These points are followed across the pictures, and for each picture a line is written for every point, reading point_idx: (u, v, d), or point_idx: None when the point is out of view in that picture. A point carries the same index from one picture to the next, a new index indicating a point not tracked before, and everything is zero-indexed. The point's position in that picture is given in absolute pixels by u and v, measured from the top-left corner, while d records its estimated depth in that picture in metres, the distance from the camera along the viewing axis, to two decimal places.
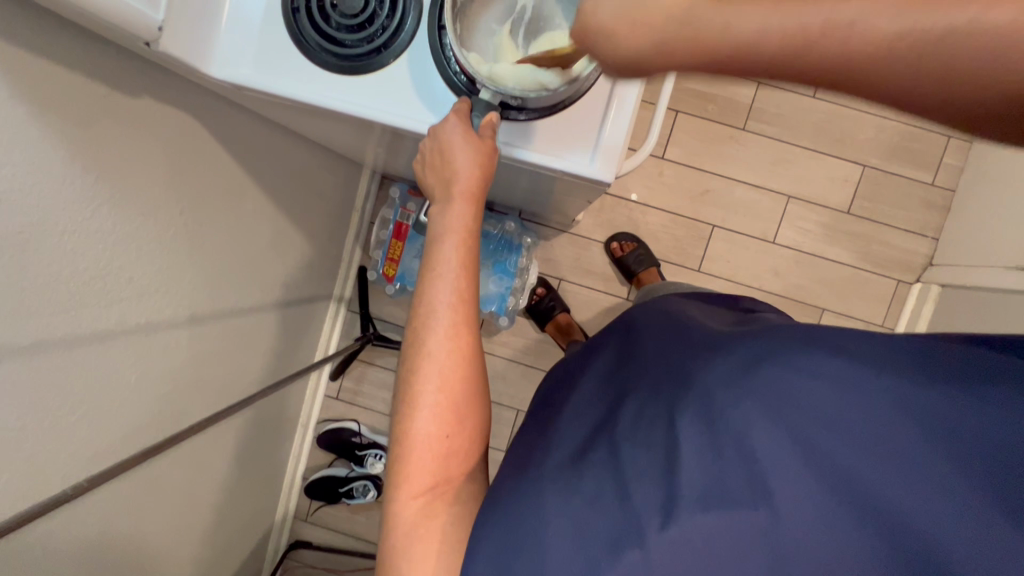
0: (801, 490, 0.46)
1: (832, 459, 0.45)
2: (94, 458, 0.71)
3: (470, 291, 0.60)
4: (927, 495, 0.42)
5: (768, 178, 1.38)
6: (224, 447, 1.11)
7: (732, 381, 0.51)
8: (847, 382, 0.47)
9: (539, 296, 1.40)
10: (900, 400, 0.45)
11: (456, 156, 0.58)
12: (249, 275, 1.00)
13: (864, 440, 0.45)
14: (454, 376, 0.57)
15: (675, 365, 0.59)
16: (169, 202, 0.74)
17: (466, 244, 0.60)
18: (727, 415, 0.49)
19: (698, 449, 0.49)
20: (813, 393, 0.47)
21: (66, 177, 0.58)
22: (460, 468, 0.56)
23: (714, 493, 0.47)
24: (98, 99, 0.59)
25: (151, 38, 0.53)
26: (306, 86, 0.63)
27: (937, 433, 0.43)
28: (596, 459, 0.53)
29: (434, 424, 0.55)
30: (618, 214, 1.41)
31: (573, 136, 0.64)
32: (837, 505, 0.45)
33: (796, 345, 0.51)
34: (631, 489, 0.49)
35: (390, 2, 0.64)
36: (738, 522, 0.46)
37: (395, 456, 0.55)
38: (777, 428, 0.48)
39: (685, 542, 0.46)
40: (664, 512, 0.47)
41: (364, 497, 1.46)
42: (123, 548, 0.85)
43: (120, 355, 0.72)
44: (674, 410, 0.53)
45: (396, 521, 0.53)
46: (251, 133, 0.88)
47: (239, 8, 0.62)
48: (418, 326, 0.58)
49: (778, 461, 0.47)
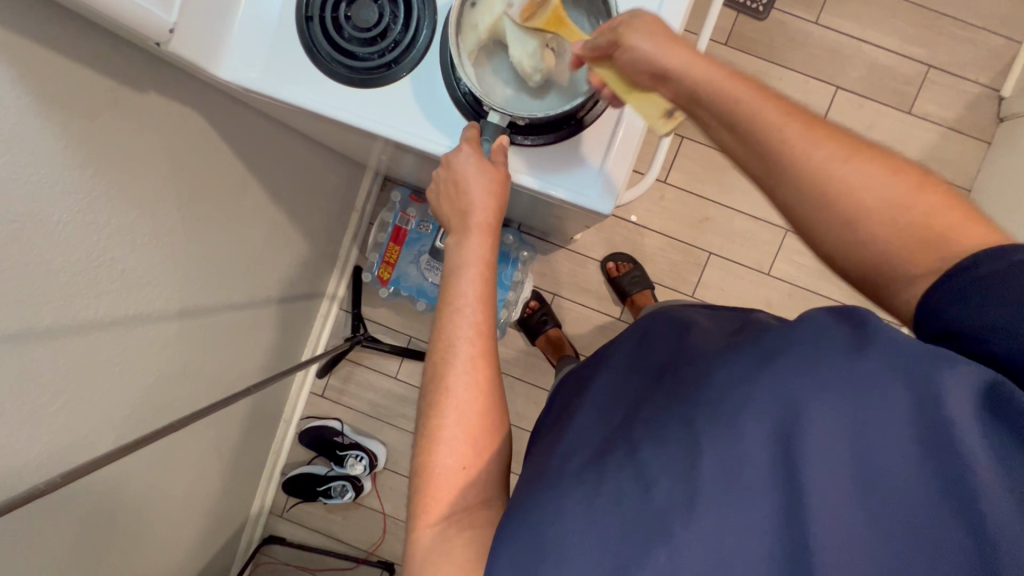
0: (837, 486, 0.40)
1: (867, 451, 0.40)
2: (73, 451, 0.70)
3: (488, 324, 0.58)
4: (977, 480, 0.36)
5: (767, 210, 1.39)
6: (207, 441, 1.10)
7: (749, 376, 0.47)
8: (876, 368, 0.42)
9: (531, 309, 1.41)
10: (938, 378, 0.39)
11: (472, 186, 0.59)
12: (241, 272, 0.99)
13: (896, 428, 0.40)
14: (472, 409, 0.54)
15: (689, 364, 0.54)
16: (165, 196, 0.73)
17: (485, 277, 0.59)
18: (748, 412, 0.45)
19: (716, 444, 0.44)
20: (837, 382, 0.42)
21: (65, 166, 0.57)
22: (479, 498, 0.53)
23: (736, 486, 0.42)
24: (103, 93, 0.59)
25: (162, 40, 0.53)
26: (315, 94, 0.63)
27: (975, 407, 0.38)
28: (614, 462, 0.48)
29: (453, 456, 0.53)
30: (617, 234, 1.42)
31: (577, 164, 0.65)
32: (876, 504, 0.39)
33: (822, 335, 0.46)
34: (653, 483, 0.45)
35: (404, 17, 0.64)
36: (762, 518, 0.41)
37: (416, 489, 0.53)
38: (809, 421, 0.42)
39: (711, 538, 0.41)
40: (687, 507, 0.42)
41: (342, 498, 1.45)
42: (97, 540, 0.84)
43: (107, 347, 0.71)
44: (692, 412, 0.48)
45: (414, 554, 0.50)
46: (254, 131, 0.87)
47: (253, 12, 0.63)
48: (438, 355, 0.57)
49: (816, 455, 0.41)
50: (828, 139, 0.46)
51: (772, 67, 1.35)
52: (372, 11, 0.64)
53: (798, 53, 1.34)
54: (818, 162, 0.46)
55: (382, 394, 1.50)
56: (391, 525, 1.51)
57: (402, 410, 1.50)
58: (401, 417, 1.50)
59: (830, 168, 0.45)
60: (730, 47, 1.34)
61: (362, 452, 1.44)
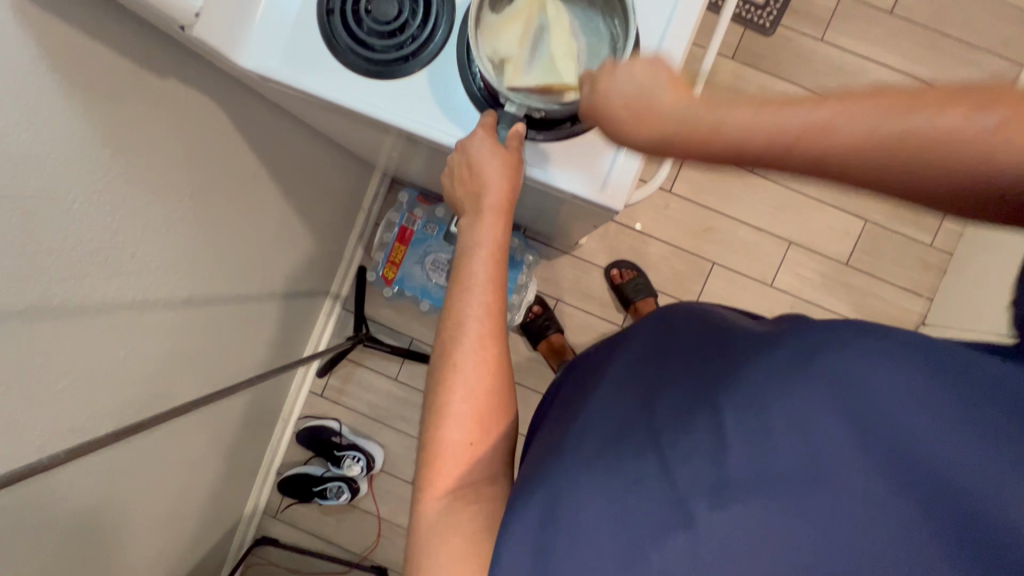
0: (862, 479, 0.42)
1: (889, 445, 0.42)
2: (74, 432, 0.69)
3: (497, 304, 0.58)
4: (985, 476, 0.39)
5: (771, 222, 1.40)
6: (204, 434, 1.10)
7: (783, 372, 0.48)
8: (898, 367, 0.44)
9: (534, 313, 1.41)
10: (952, 382, 0.43)
11: (486, 168, 0.59)
12: (248, 265, 0.99)
13: (918, 425, 0.42)
14: (478, 386, 0.54)
15: (711, 356, 0.55)
16: (179, 182, 0.74)
17: (495, 258, 0.60)
18: (778, 405, 0.46)
19: (743, 434, 0.46)
20: (861, 378, 0.45)
21: (86, 145, 0.58)
22: (484, 475, 0.53)
23: (766, 477, 0.44)
24: (124, 76, 0.60)
25: (187, 24, 0.54)
26: (333, 84, 0.65)
27: (982, 408, 0.41)
28: (633, 446, 0.50)
29: (459, 432, 0.53)
30: (621, 242, 1.43)
31: (589, 159, 0.66)
32: (896, 495, 0.41)
33: (845, 331, 0.48)
34: (675, 469, 0.46)
35: (423, 12, 0.65)
36: (789, 508, 0.43)
37: (423, 462, 0.53)
38: (831, 414, 0.44)
39: (741, 527, 0.43)
40: (714, 496, 0.44)
41: (337, 499, 1.43)
42: (92, 527, 0.83)
43: (113, 330, 0.71)
44: (719, 402, 0.49)
45: (418, 524, 0.50)
46: (269, 125, 0.89)
47: (275, 4, 0.64)
48: (446, 336, 0.57)
49: (841, 448, 0.43)
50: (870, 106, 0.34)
51: (779, 82, 1.36)
52: (392, 6, 0.65)
53: (805, 68, 1.36)
54: (970, 144, 0.33)
55: (381, 395, 1.49)
56: (385, 529, 1.49)
57: (401, 413, 1.49)
58: (400, 420, 1.49)
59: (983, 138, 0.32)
60: (737, 61, 1.36)
61: (360, 453, 1.43)
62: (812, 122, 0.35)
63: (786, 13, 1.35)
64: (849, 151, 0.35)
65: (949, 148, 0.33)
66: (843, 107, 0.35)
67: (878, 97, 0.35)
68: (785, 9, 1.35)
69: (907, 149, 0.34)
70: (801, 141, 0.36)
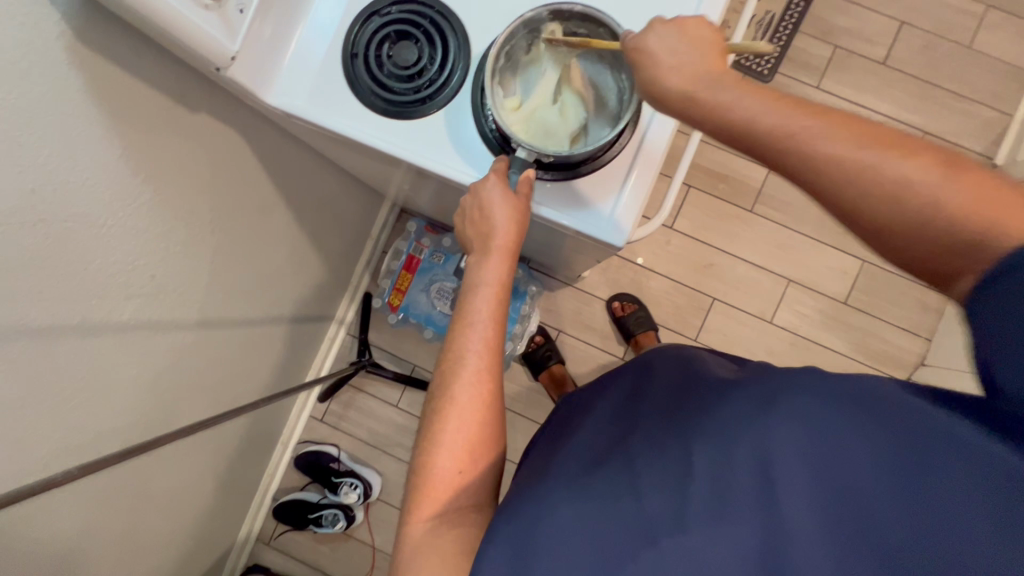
0: (807, 510, 0.43)
1: (840, 482, 0.42)
2: (82, 449, 0.70)
3: (497, 341, 0.60)
4: (936, 521, 0.38)
5: (770, 260, 1.43)
6: (203, 455, 1.11)
7: (749, 410, 0.48)
8: (855, 407, 0.44)
9: (536, 344, 1.42)
10: (906, 425, 0.42)
11: (495, 211, 0.62)
12: (259, 288, 1.02)
13: (869, 464, 0.42)
14: (473, 417, 0.56)
15: (694, 398, 0.55)
16: (201, 209, 0.77)
17: (499, 297, 0.62)
18: (743, 439, 0.47)
19: (706, 463, 0.47)
20: (819, 416, 0.45)
21: (119, 173, 0.62)
22: (471, 502, 0.54)
23: (725, 505, 0.45)
24: (160, 110, 0.64)
25: (223, 65, 0.59)
26: (352, 121, 0.69)
27: (939, 453, 0.39)
28: (611, 472, 0.51)
29: (451, 460, 0.54)
30: (623, 275, 1.45)
31: (592, 199, 0.69)
32: (847, 534, 0.41)
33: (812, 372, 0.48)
34: (644, 498, 0.48)
35: (440, 59, 0.69)
36: (742, 532, 0.43)
37: (413, 486, 0.55)
38: (791, 448, 0.44)
39: (697, 552, 0.43)
40: (676, 521, 0.45)
41: (332, 528, 1.41)
42: (84, 548, 0.83)
43: (128, 349, 0.73)
44: (689, 435, 0.50)
45: (404, 544, 0.51)
46: (288, 155, 0.93)
47: (303, 47, 0.69)
48: (445, 367, 0.59)
49: (790, 476, 0.44)
50: (862, 137, 0.43)
51: None
52: (412, 52, 0.70)
53: None
54: (922, 184, 0.41)
55: (381, 422, 1.49)
56: (379, 561, 1.46)
57: (400, 440, 1.49)
58: (399, 447, 1.48)
59: (923, 178, 0.41)
60: None
61: (357, 481, 1.42)
62: (810, 126, 0.44)
63: (783, 62, 1.41)
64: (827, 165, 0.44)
65: (908, 188, 0.42)
66: (837, 125, 0.44)
67: (863, 127, 0.44)
68: (782, 58, 1.41)
69: (882, 178, 0.42)
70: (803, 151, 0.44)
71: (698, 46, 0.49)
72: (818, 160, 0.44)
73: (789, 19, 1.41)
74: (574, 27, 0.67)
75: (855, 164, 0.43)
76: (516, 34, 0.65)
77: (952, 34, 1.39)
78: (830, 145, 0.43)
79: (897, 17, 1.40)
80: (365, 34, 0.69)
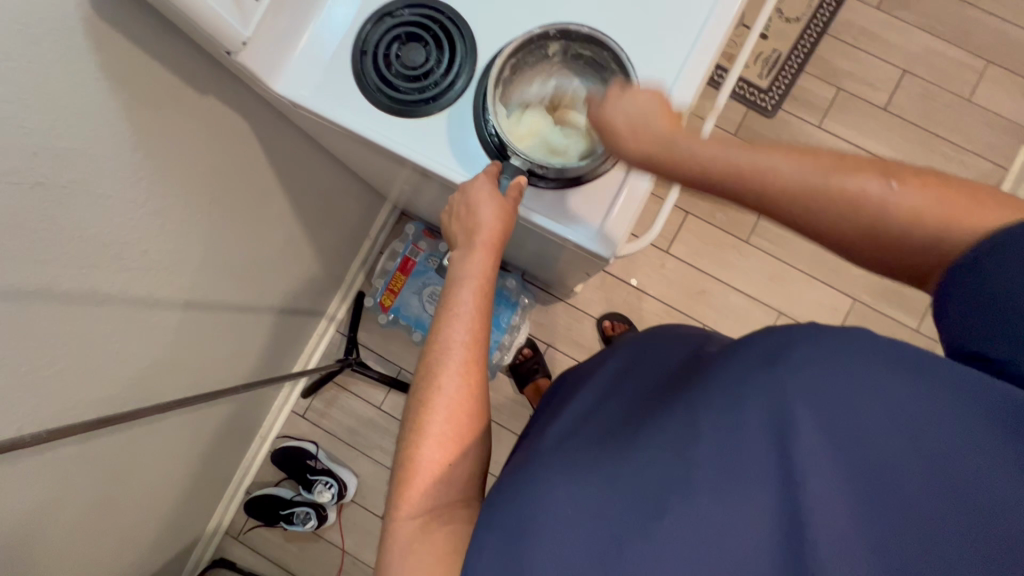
0: (832, 480, 0.39)
1: (857, 449, 0.39)
2: (55, 416, 0.70)
3: (482, 333, 0.60)
4: (963, 461, 0.37)
5: (763, 291, 1.44)
6: (179, 438, 1.09)
7: (753, 368, 0.46)
8: (878, 365, 0.41)
9: (524, 356, 1.42)
10: (924, 380, 0.39)
11: (481, 208, 0.63)
12: (252, 275, 1.02)
13: (888, 426, 0.39)
14: (460, 409, 0.56)
15: (676, 377, 0.54)
16: (201, 188, 0.78)
17: (482, 290, 0.62)
18: (753, 402, 0.44)
19: (713, 427, 0.45)
20: (836, 369, 0.41)
21: (122, 146, 0.63)
22: (459, 496, 0.55)
23: (734, 477, 0.42)
24: (171, 89, 0.66)
25: (233, 49, 0.61)
26: (355, 116, 0.70)
27: (971, 402, 0.38)
28: (608, 451, 0.50)
29: (438, 452, 0.55)
30: (616, 295, 1.46)
31: (586, 208, 0.70)
32: (869, 505, 0.38)
33: (817, 330, 0.45)
34: (645, 469, 0.46)
35: (447, 63, 0.71)
36: (754, 504, 0.41)
37: (397, 480, 0.55)
38: (814, 415, 0.41)
39: (706, 524, 0.41)
40: (684, 489, 0.43)
41: (302, 526, 1.39)
42: (44, 523, 0.81)
43: (114, 321, 0.73)
44: (693, 402, 0.48)
45: (392, 539, 0.51)
46: (294, 147, 0.94)
47: (314, 40, 0.71)
48: (431, 360, 0.59)
49: (809, 441, 0.41)
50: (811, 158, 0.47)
51: None
52: (420, 54, 0.72)
53: None
54: (892, 208, 0.44)
55: (363, 423, 1.48)
56: (347, 564, 1.44)
57: (380, 443, 1.47)
58: (378, 450, 1.47)
59: (881, 200, 0.44)
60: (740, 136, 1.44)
61: (332, 480, 1.39)
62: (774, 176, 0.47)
63: (787, 99, 1.45)
64: (814, 195, 0.46)
65: (868, 202, 0.45)
66: (806, 162, 0.47)
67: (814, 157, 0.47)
68: (786, 96, 1.44)
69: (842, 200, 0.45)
70: (838, 192, 0.45)
71: (649, 109, 0.53)
72: (795, 186, 0.46)
73: (795, 59, 1.45)
74: (579, 49, 0.69)
75: (837, 186, 0.45)
76: (526, 44, 0.67)
77: (952, 86, 1.43)
78: (799, 173, 0.46)
79: (899, 65, 1.44)
80: (376, 32, 0.71)
